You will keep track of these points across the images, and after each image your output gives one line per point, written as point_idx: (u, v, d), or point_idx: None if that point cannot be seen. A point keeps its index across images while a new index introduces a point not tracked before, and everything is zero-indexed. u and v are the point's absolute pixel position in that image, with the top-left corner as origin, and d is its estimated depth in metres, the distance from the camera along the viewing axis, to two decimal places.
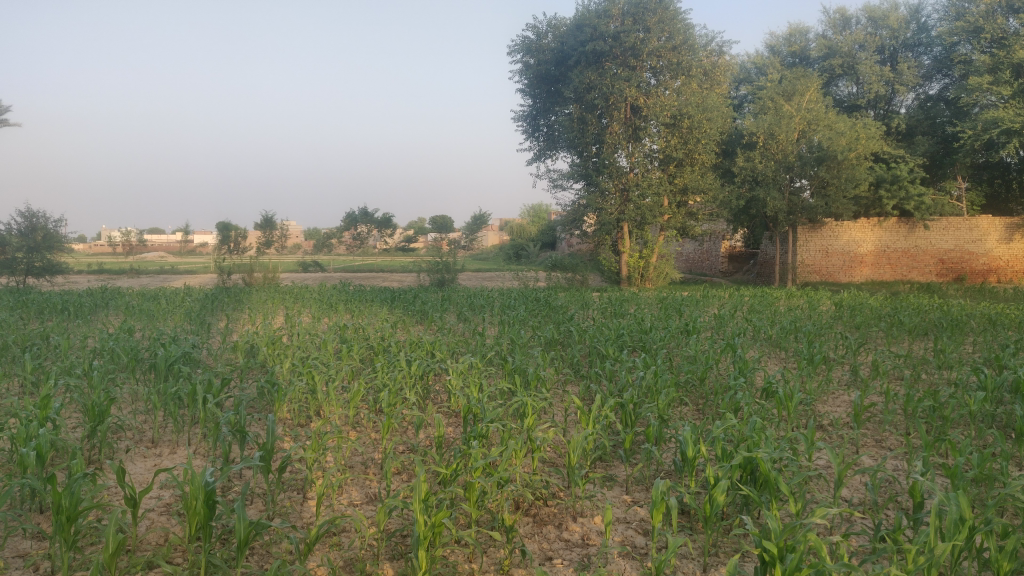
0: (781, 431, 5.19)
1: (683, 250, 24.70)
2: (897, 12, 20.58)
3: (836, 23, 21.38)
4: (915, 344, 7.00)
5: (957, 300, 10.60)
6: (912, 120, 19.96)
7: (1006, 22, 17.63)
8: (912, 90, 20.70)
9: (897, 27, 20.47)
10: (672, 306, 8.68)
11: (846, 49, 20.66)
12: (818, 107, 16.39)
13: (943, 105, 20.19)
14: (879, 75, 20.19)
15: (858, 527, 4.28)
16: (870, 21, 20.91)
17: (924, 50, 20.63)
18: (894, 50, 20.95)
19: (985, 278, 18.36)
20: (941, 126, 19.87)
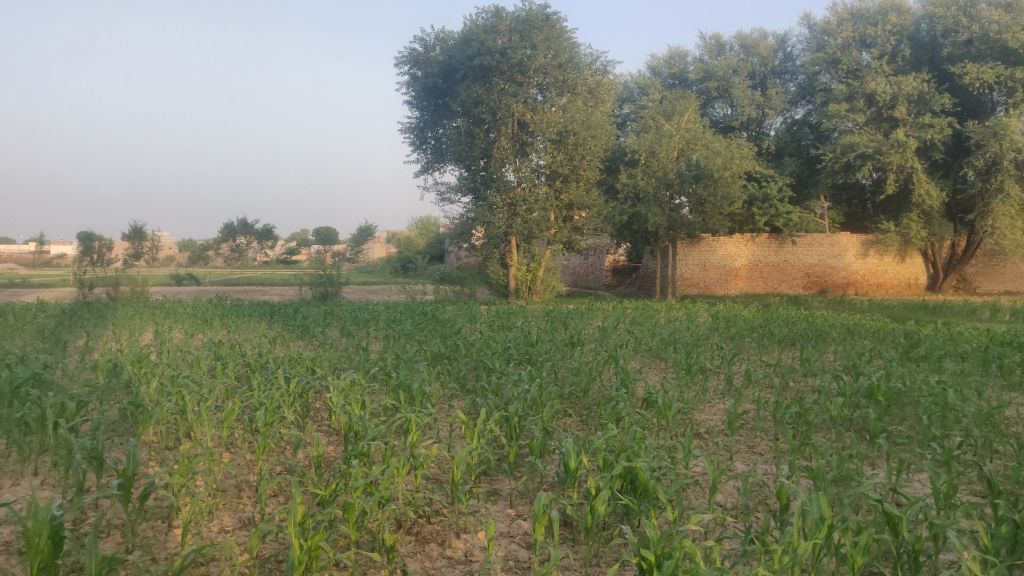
0: (660, 440, 5.40)
1: (569, 263, 25.23)
2: (766, 41, 21.88)
3: (712, 48, 22.32)
4: (783, 353, 7.39)
5: (822, 311, 11.28)
6: (780, 142, 21.28)
7: (860, 55, 18.90)
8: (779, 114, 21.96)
9: (766, 55, 21.77)
10: (558, 319, 8.81)
11: (721, 73, 21.60)
12: (695, 127, 17.11)
13: (806, 129, 21.62)
14: (751, 99, 21.25)
15: (730, 531, 4.52)
16: (742, 48, 22.05)
17: (790, 77, 22.12)
18: (764, 76, 22.22)
19: (845, 291, 19.77)
20: (806, 149, 21.23)
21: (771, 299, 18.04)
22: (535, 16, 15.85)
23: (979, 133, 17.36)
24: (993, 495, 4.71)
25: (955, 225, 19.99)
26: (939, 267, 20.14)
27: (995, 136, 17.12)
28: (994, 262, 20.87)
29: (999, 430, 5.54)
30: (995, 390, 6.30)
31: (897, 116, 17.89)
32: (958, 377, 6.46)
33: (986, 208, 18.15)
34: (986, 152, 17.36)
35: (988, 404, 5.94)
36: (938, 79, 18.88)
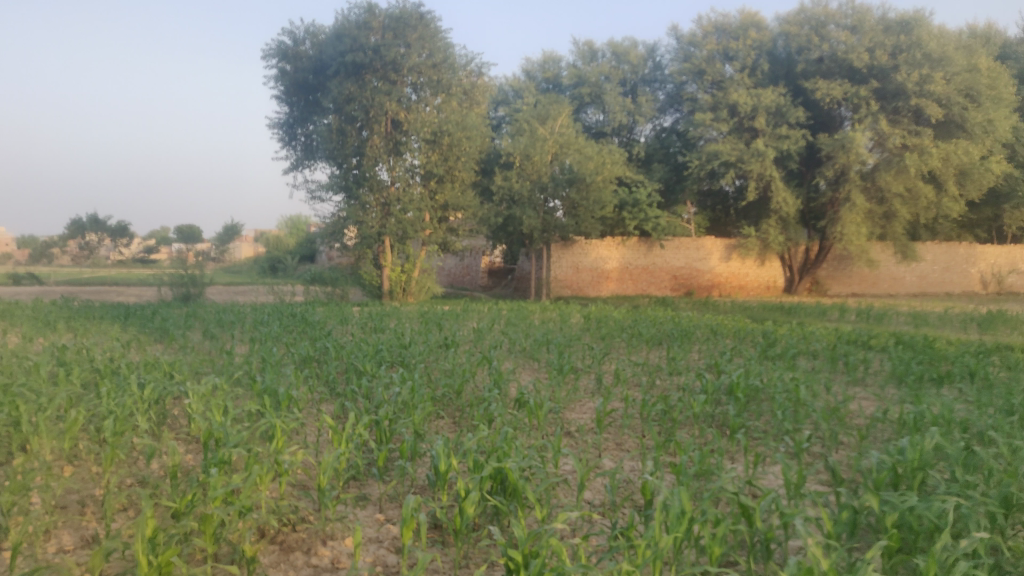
0: (531, 439, 5.48)
1: (444, 265, 25.37)
2: (636, 49, 22.66)
3: (585, 54, 22.91)
4: (650, 352, 7.64)
5: (686, 312, 11.75)
6: (650, 148, 22.09)
7: (723, 67, 19.91)
8: (649, 121, 22.73)
9: (637, 63, 22.55)
10: (432, 320, 8.77)
11: (594, 79, 22.18)
12: (569, 131, 17.48)
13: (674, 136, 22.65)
14: (623, 105, 22.01)
15: (597, 528, 4.64)
16: (614, 55, 22.75)
17: (659, 86, 22.97)
18: (634, 84, 22.89)
19: (710, 293, 20.83)
20: (674, 155, 22.16)
21: (640, 300, 18.63)
22: (409, 14, 15.74)
23: (830, 145, 18.65)
24: (836, 484, 5.06)
25: (808, 231, 21.40)
26: (794, 270, 21.61)
27: (844, 149, 18.44)
28: (842, 266, 22.48)
29: (844, 423, 5.94)
30: (842, 385, 6.75)
31: (757, 126, 18.98)
32: (809, 373, 6.88)
33: (836, 215, 19.56)
34: (836, 163, 18.67)
35: (834, 399, 6.38)
36: (793, 94, 20.11)
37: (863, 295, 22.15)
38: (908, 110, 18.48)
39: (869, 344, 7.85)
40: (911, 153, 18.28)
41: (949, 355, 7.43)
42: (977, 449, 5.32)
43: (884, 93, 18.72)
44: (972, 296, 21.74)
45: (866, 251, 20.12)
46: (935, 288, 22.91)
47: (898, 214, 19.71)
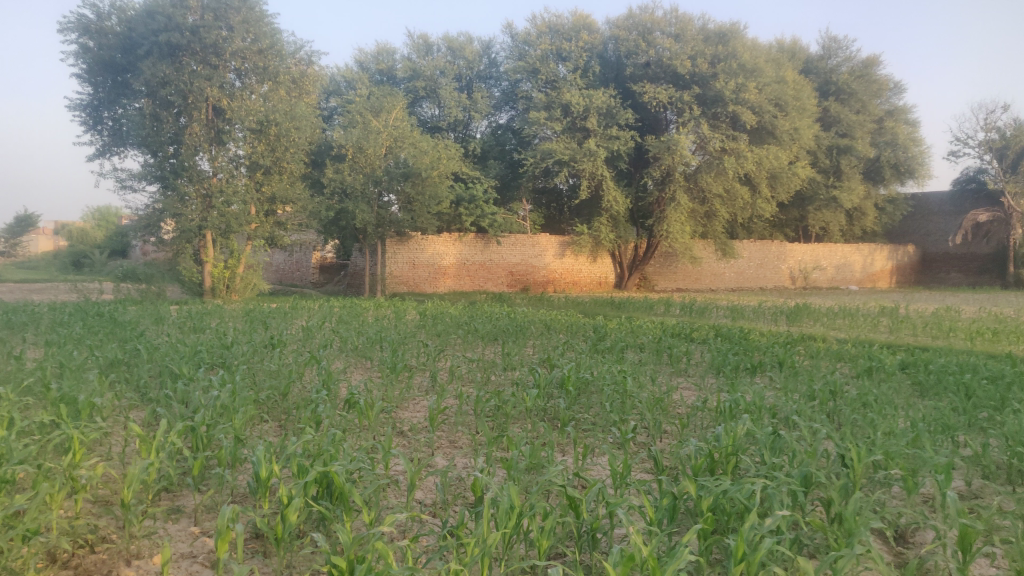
0: (360, 440, 5.35)
1: (274, 261, 24.59)
2: (471, 45, 22.91)
3: (420, 47, 22.75)
4: (485, 348, 7.68)
5: (521, 307, 11.97)
6: (486, 145, 22.30)
7: (557, 67, 20.36)
8: (485, 118, 23.01)
9: (472, 59, 22.81)
10: (258, 319, 8.39)
11: (428, 73, 22.14)
12: (403, 125, 17.45)
13: (510, 134, 22.94)
14: (457, 100, 22.12)
15: (427, 528, 4.59)
16: (449, 50, 22.85)
17: (494, 82, 23.47)
18: (470, 80, 23.23)
19: (545, 288, 21.40)
20: (509, 153, 22.54)
21: (476, 295, 18.73)
22: None
23: (656, 147, 19.61)
24: (658, 471, 5.29)
25: (638, 229, 22.42)
26: (625, 265, 22.67)
27: (669, 150, 19.47)
28: (668, 262, 23.72)
29: (667, 413, 6.23)
30: (666, 376, 7.07)
31: (588, 126, 19.65)
32: (635, 366, 7.16)
33: (663, 213, 20.62)
34: (662, 164, 19.70)
35: (659, 389, 6.67)
36: (623, 96, 20.91)
37: (687, 290, 23.48)
38: (725, 116, 19.82)
39: (691, 336, 8.28)
40: (729, 157, 19.61)
41: (760, 346, 7.98)
42: (782, 432, 5.75)
43: (705, 99, 19.91)
44: (781, 290, 23.66)
45: (690, 248, 21.37)
46: (750, 283, 24.73)
47: (718, 214, 21.12)
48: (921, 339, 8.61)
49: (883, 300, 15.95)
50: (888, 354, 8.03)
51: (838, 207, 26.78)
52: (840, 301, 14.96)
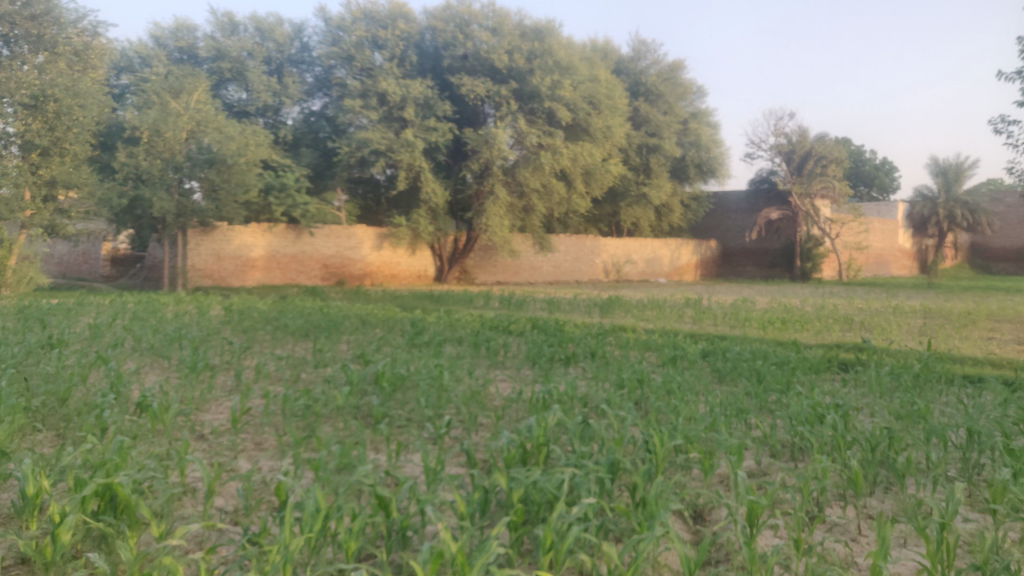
0: (152, 447, 4.91)
1: (55, 251, 22.46)
2: (282, 27, 22.13)
3: (224, 26, 21.57)
4: (296, 345, 7.35)
5: (337, 302, 11.65)
6: (298, 132, 21.78)
7: (372, 55, 19.97)
8: (296, 104, 22.23)
9: (282, 42, 22.02)
10: (34, 317, 7.55)
11: (234, 55, 21.09)
12: (206, 108, 16.40)
13: (323, 122, 22.36)
14: (267, 85, 21.22)
15: (226, 538, 4.27)
16: (257, 31, 21.92)
17: (307, 68, 22.57)
18: (280, 64, 22.37)
19: (362, 282, 20.81)
20: (323, 140, 22.06)
21: (289, 289, 17.89)
22: None
23: (474, 140, 19.90)
24: (472, 465, 5.25)
25: (457, 223, 22.61)
26: (444, 259, 22.74)
27: (487, 144, 19.81)
28: (488, 256, 24.09)
29: (481, 406, 6.22)
30: (483, 368, 7.08)
31: (406, 116, 19.45)
32: (453, 359, 7.12)
33: (482, 207, 20.87)
34: (481, 158, 19.99)
35: (475, 382, 6.67)
36: (440, 87, 20.88)
37: (506, 283, 23.95)
38: (542, 112, 20.50)
39: (508, 329, 8.37)
40: (546, 152, 20.30)
41: (575, 336, 8.21)
42: (591, 421, 5.92)
43: (522, 94, 20.52)
44: (596, 283, 24.67)
45: (508, 240, 21.36)
46: (567, 276, 25.52)
47: (536, 208, 21.49)
48: (720, 329, 9.20)
49: (685, 292, 17.04)
50: (691, 343, 8.51)
51: (647, 204, 28.40)
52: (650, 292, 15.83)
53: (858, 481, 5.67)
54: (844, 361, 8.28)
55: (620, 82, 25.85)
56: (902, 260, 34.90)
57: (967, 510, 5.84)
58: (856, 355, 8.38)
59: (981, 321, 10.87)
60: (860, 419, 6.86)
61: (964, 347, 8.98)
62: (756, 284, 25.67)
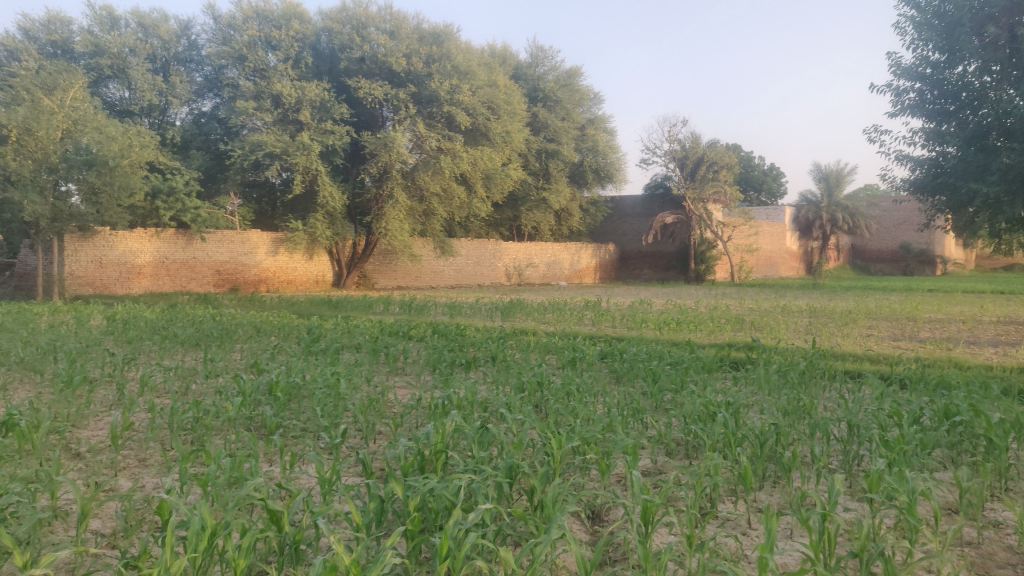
0: (21, 469, 4.61)
1: None
2: (167, 24, 21.37)
3: (103, 20, 20.36)
4: (185, 355, 7.07)
5: (229, 309, 11.30)
6: (187, 134, 21.00)
7: (265, 55, 19.36)
8: (184, 104, 21.59)
9: (167, 39, 21.30)
10: None
11: (114, 51, 20.02)
12: (85, 107, 15.82)
13: (214, 123, 21.61)
14: (152, 83, 20.49)
15: (104, 562, 4.04)
16: (139, 27, 20.96)
17: (196, 67, 22.15)
18: (166, 62, 21.68)
19: (257, 288, 20.37)
20: (214, 142, 21.53)
21: (180, 296, 17.15)
22: None
23: (373, 144, 19.78)
24: (368, 475, 5.15)
25: (355, 227, 22.32)
26: (343, 264, 22.44)
27: (385, 147, 19.70)
28: (387, 260, 23.83)
29: (379, 414, 6.13)
30: (382, 375, 7.01)
31: (301, 119, 19.16)
32: (350, 367, 7.01)
33: (380, 210, 20.69)
34: (379, 161, 19.84)
35: (373, 390, 6.58)
36: (337, 90, 20.60)
37: (405, 288, 23.74)
38: (441, 116, 20.57)
39: (408, 334, 8.31)
40: (445, 155, 20.38)
41: (475, 341, 8.24)
42: (490, 426, 5.92)
43: (420, 97, 20.55)
44: (498, 287, 24.80)
45: (409, 245, 21.35)
46: (469, 281, 25.66)
47: (436, 212, 21.55)
48: (618, 330, 9.40)
49: (585, 295, 17.40)
50: (590, 345, 8.67)
51: (548, 208, 28.79)
52: (550, 295, 16.11)
53: (747, 476, 5.87)
54: (735, 360, 8.59)
55: (519, 87, 26.25)
56: (789, 261, 36.60)
57: (846, 500, 6.17)
58: (746, 354, 8.71)
59: (860, 319, 11.51)
60: (749, 416, 7.12)
61: (845, 344, 9.47)
62: (653, 286, 26.49)
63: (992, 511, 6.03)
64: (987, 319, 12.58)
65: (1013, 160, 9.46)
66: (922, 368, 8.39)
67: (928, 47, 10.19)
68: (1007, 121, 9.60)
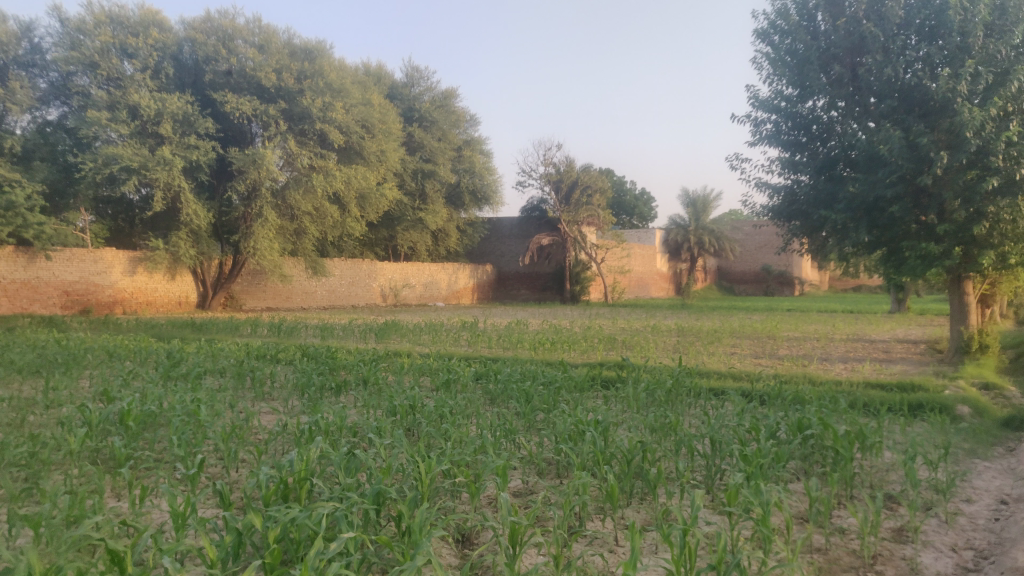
0: None
1: None
2: (6, 25, 19.59)
3: None
4: (25, 384, 6.56)
5: (79, 333, 10.60)
6: (30, 143, 18.95)
7: (121, 63, 18.33)
8: (27, 113, 20.16)
9: (6, 41, 19.39)
10: None
11: None
12: None
13: (60, 133, 20.15)
14: None
15: None
16: None
17: (39, 71, 20.45)
18: (5, 65, 19.85)
19: (111, 310, 19.13)
20: (61, 154, 19.80)
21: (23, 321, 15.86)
22: None
23: (240, 160, 19.11)
24: (224, 507, 4.85)
25: (221, 245, 21.49)
26: (207, 285, 21.61)
27: (254, 164, 19.16)
28: (256, 280, 23.18)
29: (243, 442, 5.85)
30: (246, 402, 6.74)
31: (162, 132, 18.39)
32: (213, 393, 6.69)
33: (248, 229, 20.15)
34: (247, 178, 19.28)
35: (236, 416, 6.29)
36: (201, 103, 19.86)
37: (275, 309, 23.18)
38: (313, 134, 20.46)
39: (276, 357, 8.06)
40: (318, 174, 20.23)
41: (346, 363, 8.09)
42: (357, 452, 5.76)
43: (291, 114, 20.24)
44: (371, 309, 24.48)
45: (279, 266, 21.00)
46: (341, 302, 25.25)
47: (308, 231, 21.43)
48: (494, 350, 9.48)
49: (461, 316, 17.47)
50: (464, 366, 8.70)
51: (424, 228, 28.91)
52: (424, 317, 16.08)
53: (615, 495, 5.97)
54: (607, 379, 8.83)
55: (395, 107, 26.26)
56: (659, 282, 37.97)
57: (708, 514, 6.40)
58: (617, 372, 8.97)
59: (724, 338, 12.07)
60: (617, 434, 7.28)
61: (710, 362, 9.90)
62: (528, 307, 26.92)
63: (838, 518, 6.40)
64: (838, 337, 13.47)
65: (858, 190, 10.22)
66: (780, 384, 8.83)
67: (783, 81, 10.90)
68: (851, 153, 10.50)
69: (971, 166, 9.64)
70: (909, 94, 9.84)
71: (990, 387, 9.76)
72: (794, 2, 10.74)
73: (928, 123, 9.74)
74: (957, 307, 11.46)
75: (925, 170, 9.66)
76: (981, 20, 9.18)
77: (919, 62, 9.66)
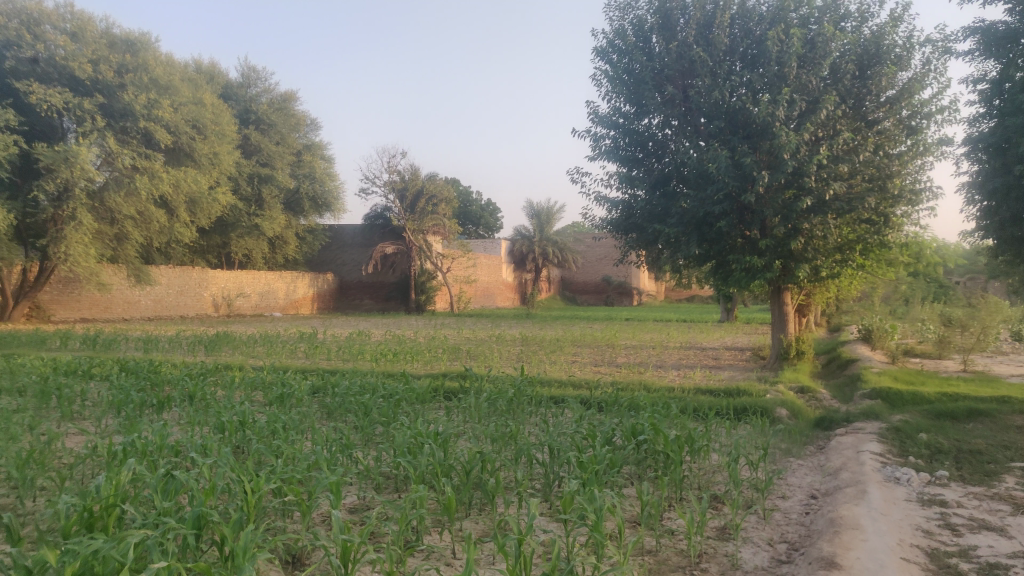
0: None
1: None
2: None
3: None
4: None
5: None
6: None
7: None
8: None
9: None
10: None
11: None
12: None
13: None
14: None
15: None
16: None
17: None
18: None
19: None
20: None
21: None
22: None
23: (49, 157, 17.54)
24: (14, 542, 4.33)
25: (25, 250, 19.65)
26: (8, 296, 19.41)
27: (66, 163, 17.66)
28: (69, 289, 21.24)
29: (43, 468, 5.30)
30: (51, 424, 6.16)
31: None
32: (9, 415, 6.06)
33: (57, 233, 18.27)
34: (57, 178, 17.70)
35: (37, 439, 5.71)
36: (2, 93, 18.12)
37: (91, 320, 21.25)
38: (136, 132, 19.39)
39: (89, 373, 7.46)
40: (141, 176, 19.24)
41: (171, 379, 7.59)
42: (176, 473, 5.36)
43: (110, 111, 19.07)
44: (202, 320, 23.20)
45: (95, 273, 19.24)
46: (168, 312, 23.74)
47: (130, 236, 20.10)
48: (333, 362, 9.27)
49: (300, 327, 16.98)
50: (301, 379, 8.41)
51: (260, 235, 27.76)
52: (262, 328, 15.47)
53: (452, 507, 5.88)
54: (449, 390, 8.83)
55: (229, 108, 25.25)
56: (505, 292, 38.42)
57: (545, 522, 6.48)
58: (459, 383, 8.98)
59: (566, 346, 12.34)
60: (457, 444, 7.24)
61: (551, 370, 10.09)
62: (371, 318, 26.42)
63: (668, 520, 6.66)
64: (672, 345, 14.17)
65: (689, 205, 10.77)
66: (617, 391, 9.13)
67: (620, 99, 11.33)
68: (684, 170, 11.04)
69: (788, 186, 10.42)
70: (734, 116, 10.48)
71: (804, 390, 10.55)
72: (631, 24, 11.22)
73: (750, 143, 10.43)
74: (778, 316, 12.25)
75: (748, 188, 10.34)
76: (795, 51, 9.93)
77: (742, 87, 10.33)
